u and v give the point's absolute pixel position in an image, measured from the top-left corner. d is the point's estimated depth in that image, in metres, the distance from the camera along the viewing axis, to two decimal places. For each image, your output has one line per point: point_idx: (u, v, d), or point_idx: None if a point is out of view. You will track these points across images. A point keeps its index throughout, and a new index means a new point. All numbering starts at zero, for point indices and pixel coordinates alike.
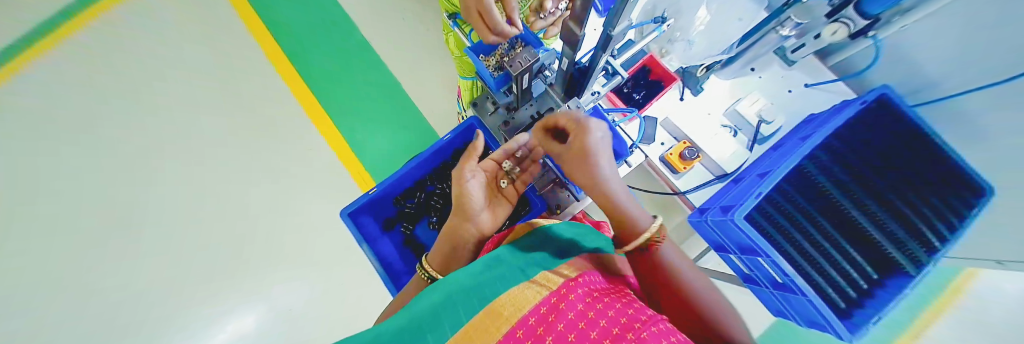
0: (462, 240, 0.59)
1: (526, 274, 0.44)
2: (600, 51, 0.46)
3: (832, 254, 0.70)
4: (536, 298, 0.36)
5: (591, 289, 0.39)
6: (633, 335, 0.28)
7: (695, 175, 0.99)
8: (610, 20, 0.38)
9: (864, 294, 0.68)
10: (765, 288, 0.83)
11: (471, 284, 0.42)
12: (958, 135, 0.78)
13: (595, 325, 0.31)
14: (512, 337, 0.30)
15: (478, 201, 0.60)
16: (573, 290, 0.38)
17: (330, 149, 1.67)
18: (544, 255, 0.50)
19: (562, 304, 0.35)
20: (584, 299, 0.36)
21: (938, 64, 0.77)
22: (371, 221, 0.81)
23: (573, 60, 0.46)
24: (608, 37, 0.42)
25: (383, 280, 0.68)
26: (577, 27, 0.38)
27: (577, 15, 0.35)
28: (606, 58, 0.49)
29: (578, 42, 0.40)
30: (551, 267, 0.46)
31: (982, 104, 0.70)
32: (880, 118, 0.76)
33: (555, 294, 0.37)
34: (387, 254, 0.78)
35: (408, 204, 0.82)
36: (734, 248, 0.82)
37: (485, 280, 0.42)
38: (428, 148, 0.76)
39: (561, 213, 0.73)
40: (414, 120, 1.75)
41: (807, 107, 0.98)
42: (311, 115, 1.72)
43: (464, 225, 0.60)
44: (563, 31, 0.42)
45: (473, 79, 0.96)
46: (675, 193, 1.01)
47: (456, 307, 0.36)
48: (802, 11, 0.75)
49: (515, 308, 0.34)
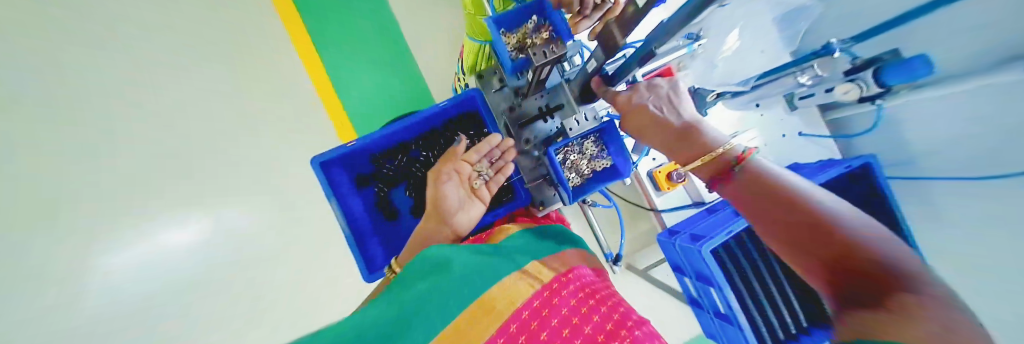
0: (436, 243, 0.58)
1: (517, 264, 0.47)
2: (633, 64, 0.43)
3: (776, 298, 0.76)
4: (529, 291, 0.41)
5: (581, 285, 0.44)
6: (624, 336, 0.34)
7: (674, 196, 1.01)
8: (660, 31, 0.34)
9: (791, 337, 0.75)
10: (707, 313, 0.90)
11: (466, 267, 0.45)
12: (919, 212, 0.86)
13: (585, 326, 0.36)
14: (507, 331, 0.36)
15: (451, 204, 0.59)
16: (564, 286, 0.43)
17: (300, 61, 1.38)
18: (532, 248, 0.54)
19: (552, 302, 0.40)
20: (575, 295, 0.41)
21: (924, 146, 0.81)
22: (345, 175, 0.75)
23: (602, 64, 0.42)
24: (648, 49, 0.38)
25: (349, 241, 0.67)
26: (619, 33, 0.33)
27: (625, 21, 0.31)
28: (636, 71, 0.46)
29: (615, 51, 0.35)
30: (541, 258, 0.50)
31: (955, 193, 0.76)
32: (856, 182, 0.81)
33: (547, 290, 0.41)
34: (354, 211, 0.74)
35: (387, 166, 0.77)
36: (691, 272, 0.87)
37: (480, 266, 0.46)
38: (421, 112, 0.70)
39: (542, 209, 0.70)
40: (407, 71, 1.61)
41: (794, 154, 1.02)
42: (281, 16, 1.40)
43: (437, 227, 0.58)
44: (602, 30, 0.37)
45: (484, 43, 0.86)
46: (651, 208, 1.02)
47: (456, 293, 0.40)
48: (827, 63, 0.75)
49: (509, 304, 0.39)
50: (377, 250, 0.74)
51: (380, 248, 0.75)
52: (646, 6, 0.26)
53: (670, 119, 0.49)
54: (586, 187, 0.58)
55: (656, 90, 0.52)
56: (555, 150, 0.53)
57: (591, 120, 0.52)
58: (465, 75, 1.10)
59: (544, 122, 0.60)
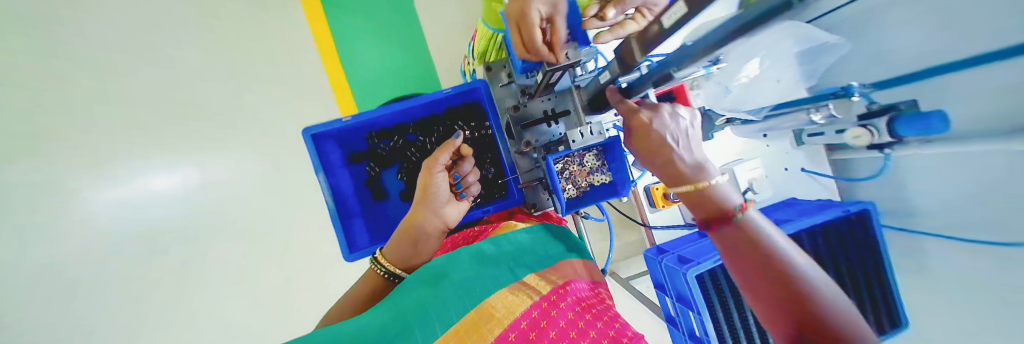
0: (426, 234, 0.57)
1: (515, 275, 0.49)
2: (648, 80, 0.41)
3: (753, 333, 0.75)
4: (527, 302, 0.42)
5: (579, 298, 0.46)
6: None
7: (668, 215, 1.00)
8: (681, 55, 0.32)
9: None
10: (682, 334, 0.90)
11: (466, 277, 0.47)
12: (906, 264, 0.87)
13: (585, 336, 0.37)
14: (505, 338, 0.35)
15: (443, 193, 0.58)
16: (563, 299, 0.44)
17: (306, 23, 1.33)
18: (531, 256, 0.56)
19: (552, 310, 0.42)
20: (574, 308, 0.43)
21: (924, 199, 0.81)
22: (337, 149, 0.73)
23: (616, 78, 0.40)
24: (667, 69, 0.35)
25: (332, 218, 0.65)
26: (638, 51, 0.31)
27: (642, 40, 0.29)
28: (649, 89, 0.44)
29: (633, 67, 0.33)
30: (539, 270, 0.52)
31: (946, 251, 0.76)
32: (851, 229, 0.80)
33: (546, 300, 0.43)
34: (342, 190, 0.72)
35: (381, 145, 0.75)
36: (673, 293, 0.87)
37: (480, 276, 0.48)
38: (424, 96, 0.68)
39: (535, 212, 0.68)
40: (416, 52, 1.52)
41: (793, 189, 1.01)
42: None
43: (429, 216, 0.57)
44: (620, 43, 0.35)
45: (497, 32, 0.83)
46: (643, 223, 1.02)
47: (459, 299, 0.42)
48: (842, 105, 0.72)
49: (511, 310, 0.41)
50: (362, 230, 0.73)
51: (364, 228, 0.73)
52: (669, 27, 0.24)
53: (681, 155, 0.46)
54: (581, 201, 0.56)
55: (675, 118, 0.47)
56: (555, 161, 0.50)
57: (596, 136, 0.51)
58: (474, 62, 1.06)
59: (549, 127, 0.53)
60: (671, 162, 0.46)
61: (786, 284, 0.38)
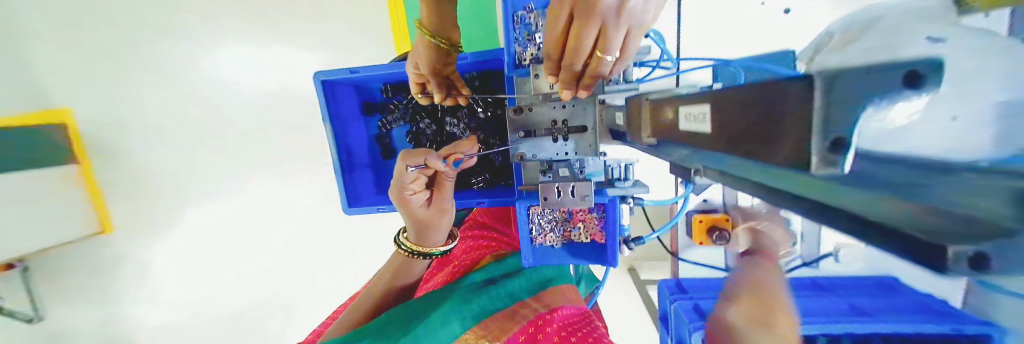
0: (426, 219, 0.54)
1: (502, 302, 0.53)
2: (663, 155, 0.28)
3: None
4: (514, 327, 0.48)
5: (565, 324, 0.48)
6: None
7: (707, 252, 0.82)
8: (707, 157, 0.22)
9: None
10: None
11: (431, 312, 0.50)
12: None
13: None
14: None
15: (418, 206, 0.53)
16: (549, 323, 0.48)
17: None
18: (513, 281, 0.57)
19: (540, 334, 0.46)
20: (559, 333, 0.46)
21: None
22: (352, 98, 0.70)
23: (641, 140, 0.29)
24: (687, 163, 0.24)
25: (337, 173, 0.65)
26: (697, 117, 0.19)
27: (694, 103, 0.20)
28: (647, 149, 0.31)
29: (673, 131, 0.23)
30: (523, 299, 0.54)
31: None
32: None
33: (534, 323, 0.48)
34: (353, 142, 0.71)
35: (394, 101, 0.70)
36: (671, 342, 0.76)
37: (461, 297, 0.53)
38: None
39: (507, 181, 0.67)
40: None
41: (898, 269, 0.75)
42: None
43: (438, 213, 0.55)
44: (632, 104, 0.30)
45: None
46: (670, 250, 0.85)
47: (447, 315, 0.49)
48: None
49: (501, 333, 0.47)
50: (368, 183, 0.73)
51: (371, 182, 0.73)
52: (742, 136, 0.15)
53: (761, 287, 0.43)
54: (556, 255, 0.47)
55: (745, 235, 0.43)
56: (529, 208, 0.44)
57: (580, 197, 0.40)
58: None
59: (552, 143, 0.42)
60: (758, 303, 0.40)
61: (761, 310, 0.39)
